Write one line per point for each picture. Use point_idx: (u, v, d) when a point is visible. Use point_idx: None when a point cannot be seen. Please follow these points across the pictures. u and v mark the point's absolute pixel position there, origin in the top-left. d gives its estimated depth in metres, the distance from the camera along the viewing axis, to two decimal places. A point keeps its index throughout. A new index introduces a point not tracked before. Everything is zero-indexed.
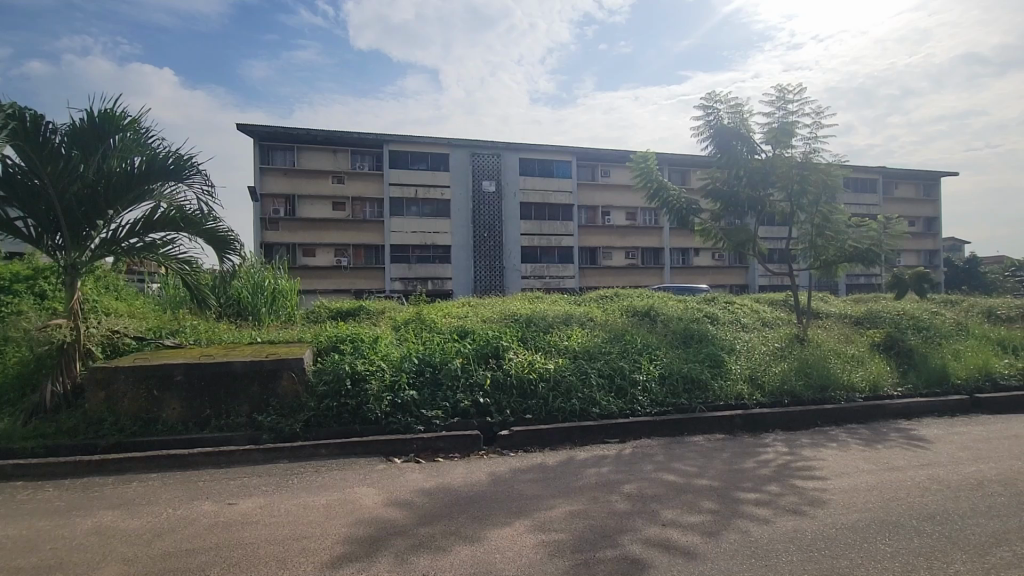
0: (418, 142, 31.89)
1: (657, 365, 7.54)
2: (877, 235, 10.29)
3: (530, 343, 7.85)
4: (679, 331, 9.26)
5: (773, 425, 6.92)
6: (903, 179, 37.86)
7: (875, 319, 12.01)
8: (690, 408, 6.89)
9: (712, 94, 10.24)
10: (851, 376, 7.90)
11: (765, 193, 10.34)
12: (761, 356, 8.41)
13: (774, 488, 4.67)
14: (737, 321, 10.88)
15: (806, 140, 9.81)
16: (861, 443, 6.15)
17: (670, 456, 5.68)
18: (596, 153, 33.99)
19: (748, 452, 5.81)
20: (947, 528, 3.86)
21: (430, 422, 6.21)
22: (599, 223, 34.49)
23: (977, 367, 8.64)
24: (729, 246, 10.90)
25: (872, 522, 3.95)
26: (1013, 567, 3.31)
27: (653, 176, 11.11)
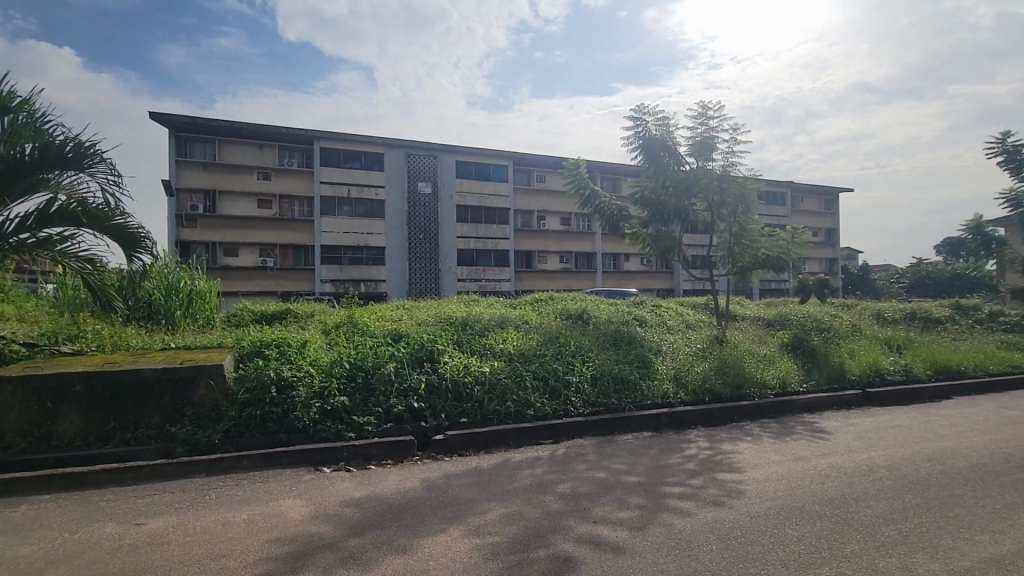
0: (351, 140, 30.80)
1: (590, 366, 7.76)
2: (787, 244, 11.10)
3: (466, 347, 7.83)
4: (610, 333, 9.58)
5: (696, 422, 7.32)
6: (808, 193, 41.39)
7: (784, 322, 13.02)
8: (621, 408, 7.15)
9: (641, 107, 10.70)
10: (764, 374, 8.52)
11: (689, 202, 10.96)
12: (685, 357, 8.87)
13: (696, 482, 4.94)
14: (663, 323, 11.42)
15: (725, 154, 10.48)
16: (772, 436, 6.65)
17: (601, 454, 5.86)
18: (533, 159, 34.50)
19: (673, 448, 6.11)
20: (845, 511, 4.26)
21: (362, 429, 6.03)
22: (535, 227, 35.03)
23: (869, 364, 9.60)
24: (656, 252, 11.37)
25: (781, 510, 4.27)
26: (898, 543, 3.71)
27: (585, 183, 11.47)
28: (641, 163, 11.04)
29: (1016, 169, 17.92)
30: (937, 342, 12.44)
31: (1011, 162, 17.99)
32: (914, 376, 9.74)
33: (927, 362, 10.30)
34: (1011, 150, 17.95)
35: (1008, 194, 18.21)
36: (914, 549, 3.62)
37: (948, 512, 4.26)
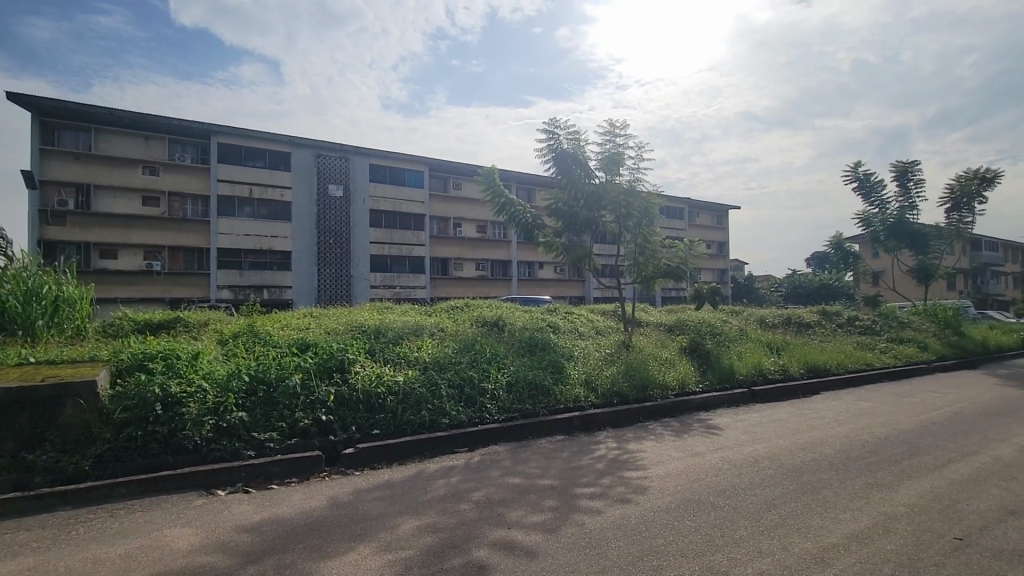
0: (254, 136, 28.77)
1: (505, 373, 7.84)
2: (684, 255, 11.92)
3: (379, 356, 7.58)
4: (525, 339, 9.74)
5: (605, 424, 7.64)
6: (703, 209, 45.03)
7: (683, 327, 14.01)
8: (535, 413, 7.28)
9: (554, 121, 11.10)
10: (666, 376, 9.10)
11: (598, 214, 11.49)
12: (595, 362, 9.25)
13: (605, 481, 5.15)
14: (575, 330, 11.83)
15: (631, 169, 11.13)
16: (672, 434, 7.11)
17: (515, 460, 5.93)
18: (449, 166, 34.37)
19: (584, 450, 6.33)
20: (735, 500, 4.65)
21: (263, 446, 5.62)
22: (450, 234, 34.88)
23: (754, 365, 10.59)
24: (569, 260, 11.74)
25: (681, 503, 4.57)
26: (778, 526, 4.11)
27: (501, 191, 11.64)
28: (554, 174, 11.43)
29: (868, 195, 20.74)
30: (809, 344, 14.00)
31: (864, 189, 20.81)
32: (791, 375, 10.89)
33: (801, 362, 11.56)
34: (864, 178, 20.77)
35: (862, 216, 21.02)
36: (791, 530, 4.03)
37: (818, 494, 4.80)
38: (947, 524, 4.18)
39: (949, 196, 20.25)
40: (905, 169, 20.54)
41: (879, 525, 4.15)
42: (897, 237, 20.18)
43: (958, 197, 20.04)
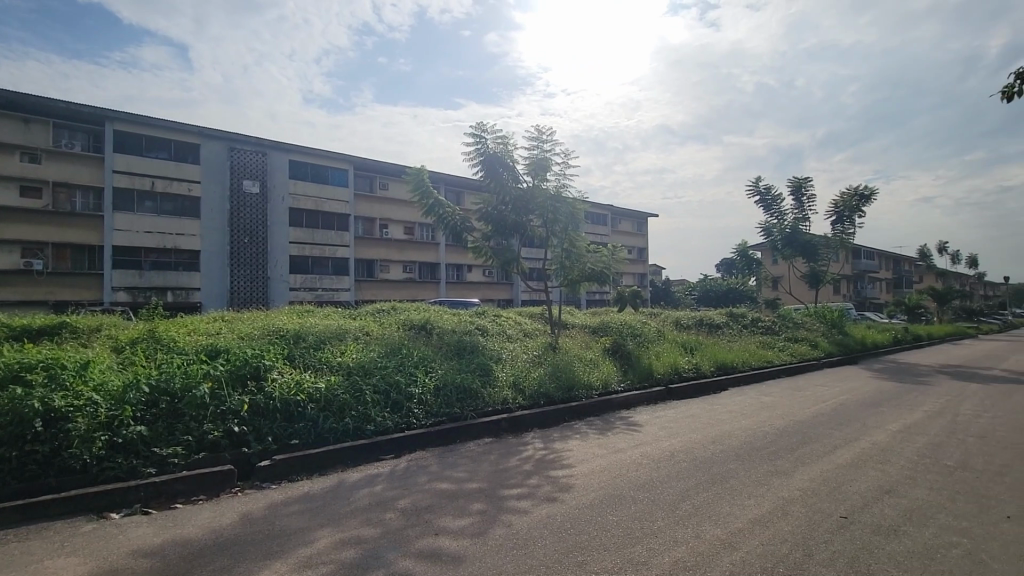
0: (156, 124, 26.37)
1: (433, 377, 7.74)
2: (607, 259, 12.32)
3: (298, 362, 7.21)
4: (453, 342, 9.68)
5: (532, 425, 7.76)
6: (624, 216, 47.05)
7: (606, 329, 14.55)
8: (463, 416, 7.25)
9: (481, 125, 11.17)
10: (590, 377, 9.41)
11: (526, 218, 11.66)
12: (522, 364, 9.37)
13: (532, 481, 5.23)
14: (503, 332, 11.92)
15: (557, 176, 11.42)
16: (596, 432, 7.35)
17: (443, 464, 5.87)
18: (375, 165, 33.38)
19: (511, 451, 6.39)
20: (654, 493, 4.89)
21: (166, 463, 5.17)
22: (376, 235, 33.95)
23: (671, 364, 11.21)
24: (498, 264, 11.82)
25: (604, 499, 4.74)
26: (692, 515, 4.38)
27: (429, 193, 11.54)
28: (483, 178, 11.52)
29: (770, 207, 22.62)
30: (719, 344, 15.04)
31: (766, 201, 22.68)
32: (703, 373, 11.65)
33: (712, 361, 12.39)
34: (766, 192, 22.65)
35: (764, 226, 22.91)
36: (704, 519, 4.30)
37: (727, 483, 5.16)
38: (835, 505, 4.65)
39: (836, 210, 22.56)
40: (801, 185, 22.63)
41: (779, 509, 4.53)
42: (793, 246, 22.20)
43: (843, 211, 22.38)
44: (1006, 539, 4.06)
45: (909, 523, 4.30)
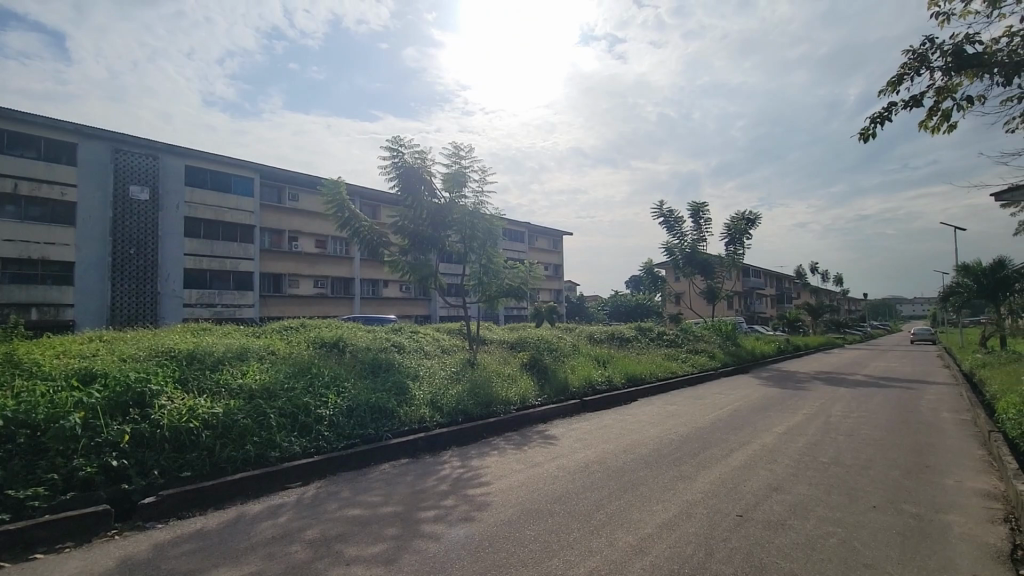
0: (23, 119, 23.22)
1: (345, 397, 7.39)
2: (524, 275, 12.52)
3: (192, 387, 6.58)
4: (367, 361, 9.32)
5: (450, 443, 7.64)
6: (541, 233, 48.28)
7: (524, 344, 14.76)
8: (377, 437, 6.97)
9: (398, 139, 11.06)
10: (508, 392, 9.47)
11: (444, 233, 11.60)
12: (440, 381, 9.23)
13: (449, 501, 5.13)
14: (420, 349, 11.69)
15: (475, 193, 11.52)
16: (514, 447, 7.39)
17: (355, 489, 5.59)
18: (284, 174, 31.60)
19: (428, 471, 6.25)
20: (569, 504, 4.99)
21: (23, 507, 4.47)
22: (284, 248, 32.12)
23: (585, 378, 11.59)
24: (415, 279, 11.61)
25: (521, 514, 4.76)
26: (605, 524, 4.51)
27: (344, 204, 11.14)
28: (399, 192, 11.36)
29: (672, 229, 24.31)
30: (629, 357, 15.80)
31: (669, 223, 24.35)
32: (615, 385, 12.15)
33: (624, 373, 12.98)
34: (669, 214, 24.34)
35: (668, 246, 24.57)
36: (616, 526, 4.46)
37: (637, 490, 5.39)
38: (733, 505, 5.01)
39: (729, 233, 24.70)
40: (699, 209, 24.57)
41: (684, 512, 4.80)
42: (693, 265, 23.97)
43: (735, 233, 24.56)
44: (871, 525, 4.60)
45: (793, 517, 4.74)
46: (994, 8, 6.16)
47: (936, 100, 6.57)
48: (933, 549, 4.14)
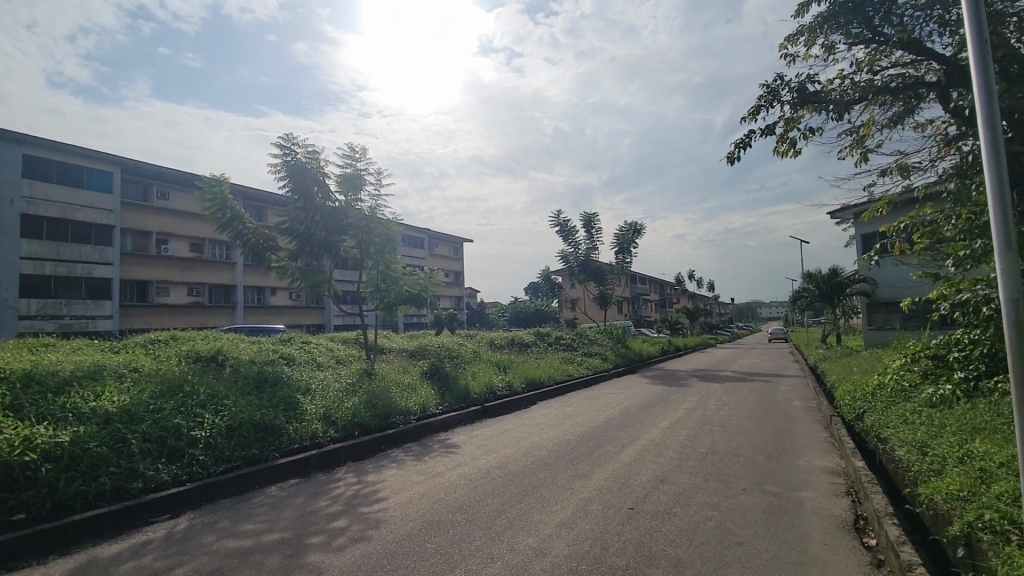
0: None
1: (224, 417, 6.72)
2: (424, 282, 12.33)
3: (28, 413, 5.61)
4: (251, 375, 8.56)
5: (345, 458, 7.26)
6: (441, 240, 47.93)
7: (424, 352, 14.51)
8: (262, 458, 6.43)
9: (289, 136, 10.41)
10: (407, 402, 9.24)
11: (339, 238, 11.08)
12: (334, 393, 8.74)
13: (343, 522, 4.87)
14: (312, 360, 11.00)
15: (371, 197, 11.16)
16: (413, 459, 7.20)
17: (236, 518, 5.10)
18: (151, 170, 28.01)
19: (320, 491, 5.88)
20: (470, 513, 4.97)
21: None
22: (152, 252, 28.68)
23: (485, 384, 11.67)
24: (306, 286, 10.98)
25: (421, 527, 4.65)
26: (507, 529, 4.56)
27: (226, 204, 10.20)
28: (290, 192, 10.68)
29: (567, 237, 25.42)
30: (528, 361, 16.18)
31: (565, 232, 25.43)
32: (515, 390, 12.36)
33: (523, 378, 13.26)
34: (564, 224, 25.43)
35: (563, 253, 25.65)
36: (517, 530, 4.52)
37: (537, 493, 5.52)
38: (625, 499, 5.31)
39: (618, 242, 26.36)
40: (591, 219, 25.96)
41: (581, 510, 5.00)
42: (587, 272, 25.24)
43: (623, 243, 26.27)
44: (742, 507, 5.12)
45: (677, 505, 5.14)
46: (829, 55, 7.30)
47: (787, 130, 7.60)
48: (790, 524, 4.71)
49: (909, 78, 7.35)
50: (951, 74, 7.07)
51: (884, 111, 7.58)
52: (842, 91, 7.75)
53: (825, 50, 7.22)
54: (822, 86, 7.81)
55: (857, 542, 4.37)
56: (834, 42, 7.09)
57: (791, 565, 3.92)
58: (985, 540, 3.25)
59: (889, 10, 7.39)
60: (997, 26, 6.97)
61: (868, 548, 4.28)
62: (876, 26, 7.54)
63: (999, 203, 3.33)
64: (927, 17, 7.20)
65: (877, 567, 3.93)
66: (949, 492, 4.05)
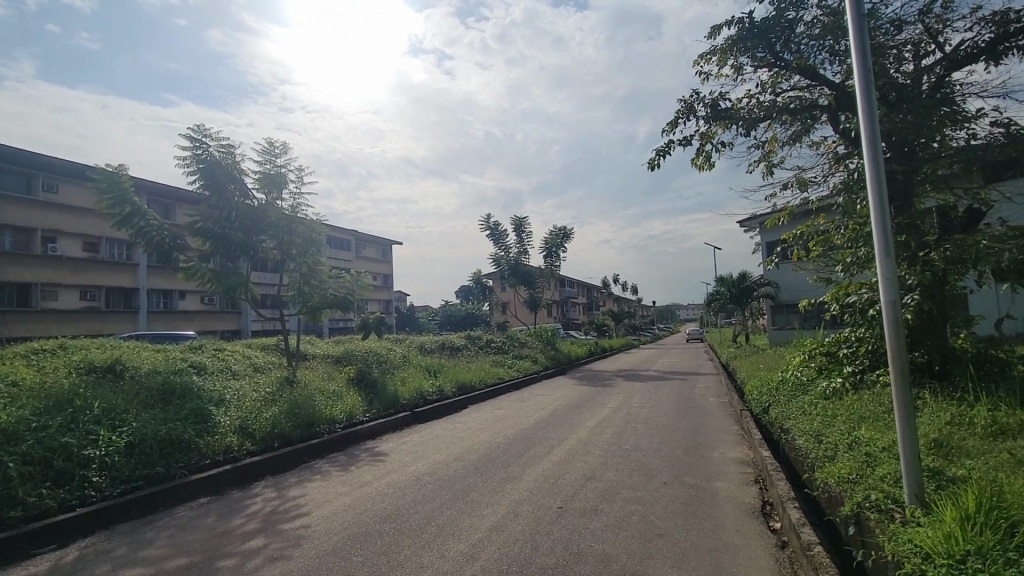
0: None
1: (122, 433, 6.10)
2: (351, 285, 11.91)
3: None
4: (154, 387, 7.84)
5: (263, 472, 6.84)
6: (369, 242, 46.56)
7: (350, 357, 14.01)
8: (168, 475, 5.91)
9: (200, 128, 9.70)
10: (332, 410, 8.87)
11: (258, 239, 10.44)
12: (252, 404, 8.21)
13: (259, 541, 4.58)
14: (226, 369, 10.27)
15: (293, 196, 10.65)
16: (338, 469, 6.92)
17: (135, 544, 4.64)
18: (38, 160, 24.90)
19: (235, 509, 5.50)
20: (398, 522, 4.85)
21: None
22: (36, 251, 25.58)
23: (415, 389, 11.46)
24: (220, 289, 10.26)
25: (346, 540, 4.47)
26: (437, 535, 4.50)
27: (127, 200, 9.32)
28: (202, 189, 9.94)
29: (498, 240, 25.57)
30: (459, 365, 16.08)
31: (495, 235, 25.56)
32: (446, 394, 12.23)
33: (454, 382, 13.16)
34: (494, 227, 25.56)
35: (494, 256, 25.78)
36: (447, 536, 4.47)
37: (467, 497, 5.49)
38: (554, 498, 5.41)
39: (547, 246, 26.88)
40: (521, 222, 26.29)
41: (511, 512, 5.03)
42: (517, 275, 25.52)
43: (552, 247, 26.83)
44: (664, 500, 5.38)
45: (604, 502, 5.30)
46: (737, 75, 7.91)
47: (701, 143, 8.14)
48: (707, 514, 5.01)
49: (805, 100, 8.12)
50: (840, 98, 7.88)
51: (785, 129, 8.32)
52: (749, 110, 8.42)
53: (734, 70, 7.81)
54: (732, 104, 8.44)
55: (765, 527, 4.72)
56: (742, 64, 7.70)
57: (707, 552, 4.16)
58: (872, 518, 3.63)
59: (789, 38, 8.12)
60: (879, 57, 7.85)
61: (774, 531, 4.64)
62: (778, 51, 8.25)
63: (881, 218, 3.71)
64: (820, 46, 7.98)
65: (782, 548, 4.26)
66: (841, 475, 4.48)
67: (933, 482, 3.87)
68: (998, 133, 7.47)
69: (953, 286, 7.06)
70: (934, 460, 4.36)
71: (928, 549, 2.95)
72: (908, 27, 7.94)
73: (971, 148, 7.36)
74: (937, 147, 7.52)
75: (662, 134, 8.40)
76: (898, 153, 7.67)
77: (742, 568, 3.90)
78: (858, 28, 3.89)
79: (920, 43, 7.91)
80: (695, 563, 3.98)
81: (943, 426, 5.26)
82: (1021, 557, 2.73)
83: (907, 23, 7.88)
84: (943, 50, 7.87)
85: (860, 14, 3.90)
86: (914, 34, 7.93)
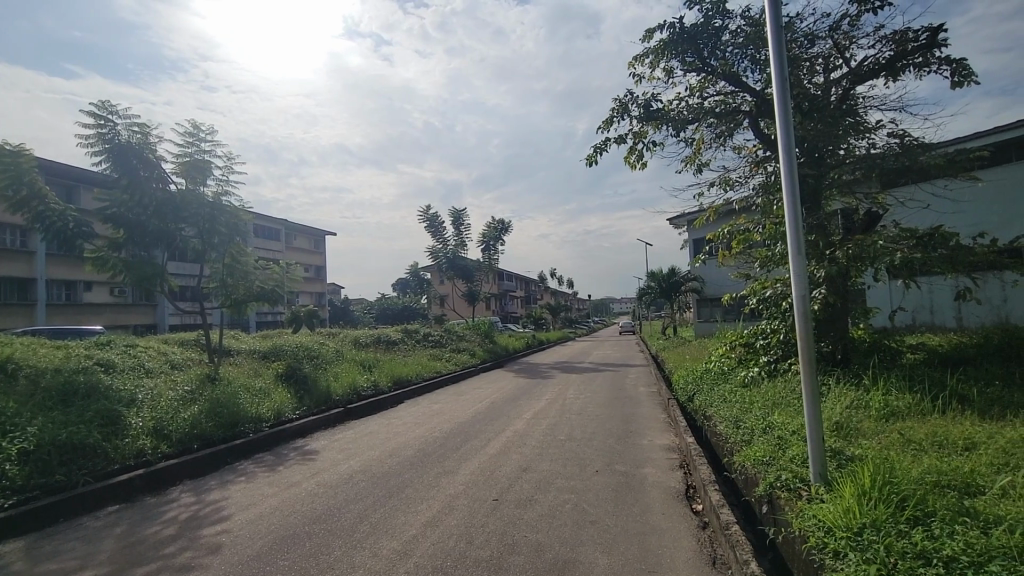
0: None
1: (14, 440, 5.51)
2: (279, 277, 11.31)
3: None
4: (56, 387, 7.13)
5: (182, 476, 6.39)
6: (300, 231, 44.52)
7: (279, 352, 13.38)
8: (69, 484, 5.38)
9: (107, 104, 8.88)
10: (259, 408, 8.45)
11: (177, 227, 9.62)
12: (168, 403, 7.63)
13: (175, 549, 4.27)
14: (139, 367, 9.47)
15: (217, 180, 9.98)
16: (264, 470, 6.60)
17: (33, 559, 4.21)
18: None
19: (150, 516, 5.13)
20: (330, 522, 4.70)
21: None
22: None
23: (348, 385, 11.13)
24: (131, 281, 9.39)
25: (272, 545, 4.28)
26: (370, 534, 4.41)
27: (24, 179, 8.37)
28: (112, 171, 9.13)
29: (436, 232, 25.25)
30: (395, 360, 15.79)
31: (434, 227, 25.24)
32: (380, 389, 11.98)
33: (389, 376, 12.92)
34: (433, 219, 25.22)
35: (432, 249, 25.43)
36: (381, 535, 4.38)
37: (402, 493, 5.42)
38: (490, 491, 5.45)
39: (485, 239, 26.79)
40: (459, 215, 26.10)
41: (446, 507, 5.00)
42: (455, 268, 25.36)
43: (491, 239, 26.82)
44: (595, 487, 5.56)
45: (539, 492, 5.40)
46: (667, 78, 8.27)
47: (635, 141, 8.44)
48: (635, 499, 5.24)
49: (730, 105, 8.56)
50: (760, 105, 8.38)
51: (712, 131, 8.76)
52: (679, 112, 8.83)
53: (666, 73, 8.15)
54: (663, 106, 8.81)
55: (688, 509, 5.01)
56: (672, 67, 8.06)
57: (635, 536, 4.36)
58: (783, 497, 3.93)
59: (715, 45, 8.56)
60: (794, 69, 8.44)
61: (697, 513, 4.93)
62: (706, 57, 8.65)
63: (794, 219, 3.98)
64: (743, 54, 8.46)
65: (703, 528, 4.53)
66: (756, 458, 4.81)
67: (835, 461, 4.25)
68: (894, 144, 8.26)
69: (854, 281, 7.75)
70: (837, 442, 4.79)
71: (829, 523, 3.25)
72: (820, 42, 8.59)
73: (871, 156, 8.11)
74: (843, 154, 8.24)
75: (599, 130, 8.66)
76: (810, 158, 8.31)
77: (667, 550, 4.11)
78: (776, 38, 4.12)
79: (830, 57, 8.56)
80: (624, 547, 4.15)
81: (844, 409, 5.78)
82: (909, 527, 3.05)
83: (819, 38, 8.53)
84: (849, 65, 8.57)
85: (777, 26, 4.12)
86: (825, 48, 8.58)
